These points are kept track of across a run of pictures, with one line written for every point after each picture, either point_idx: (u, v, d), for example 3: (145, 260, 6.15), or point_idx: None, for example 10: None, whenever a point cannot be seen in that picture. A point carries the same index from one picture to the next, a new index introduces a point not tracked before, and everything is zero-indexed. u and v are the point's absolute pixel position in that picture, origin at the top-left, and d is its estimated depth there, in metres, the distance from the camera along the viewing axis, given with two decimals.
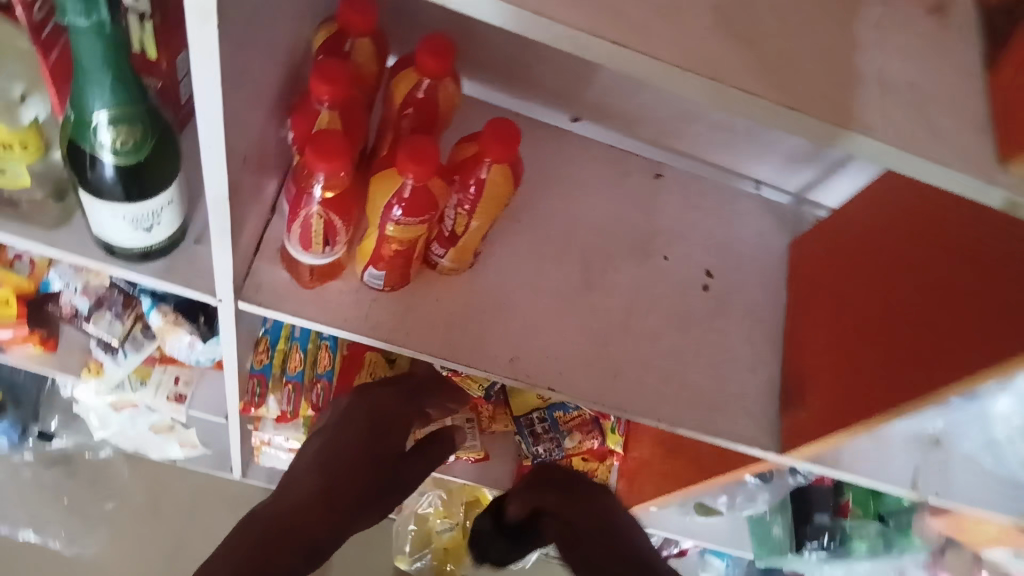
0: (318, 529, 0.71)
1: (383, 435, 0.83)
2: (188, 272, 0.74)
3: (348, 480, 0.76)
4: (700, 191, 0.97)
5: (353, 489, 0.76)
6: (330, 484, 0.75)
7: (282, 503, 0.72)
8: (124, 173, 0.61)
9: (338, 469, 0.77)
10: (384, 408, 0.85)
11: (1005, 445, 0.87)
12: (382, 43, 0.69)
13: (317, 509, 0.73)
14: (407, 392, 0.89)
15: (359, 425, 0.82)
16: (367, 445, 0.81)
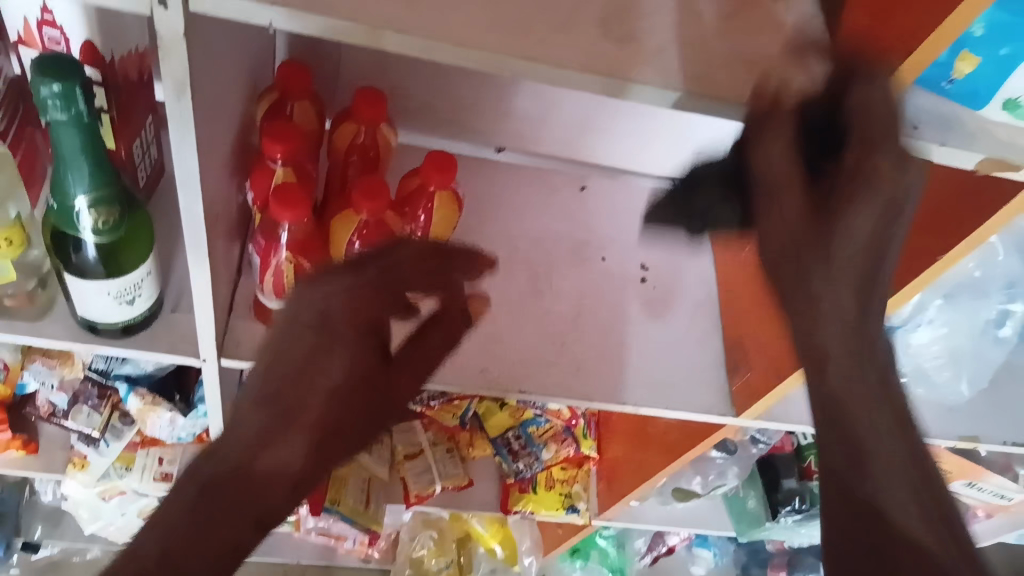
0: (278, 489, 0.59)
1: (341, 345, 0.60)
2: (170, 339, 0.79)
3: (302, 422, 0.59)
4: (622, 195, 1.07)
5: (311, 432, 0.60)
6: (284, 420, 0.59)
7: (236, 450, 0.59)
8: (104, 251, 0.67)
9: (292, 409, 0.59)
10: (346, 294, 0.60)
11: (932, 373, 0.94)
12: (320, 102, 0.77)
13: (271, 459, 0.59)
14: (383, 278, 0.62)
15: (314, 332, 0.60)
16: (326, 368, 0.60)
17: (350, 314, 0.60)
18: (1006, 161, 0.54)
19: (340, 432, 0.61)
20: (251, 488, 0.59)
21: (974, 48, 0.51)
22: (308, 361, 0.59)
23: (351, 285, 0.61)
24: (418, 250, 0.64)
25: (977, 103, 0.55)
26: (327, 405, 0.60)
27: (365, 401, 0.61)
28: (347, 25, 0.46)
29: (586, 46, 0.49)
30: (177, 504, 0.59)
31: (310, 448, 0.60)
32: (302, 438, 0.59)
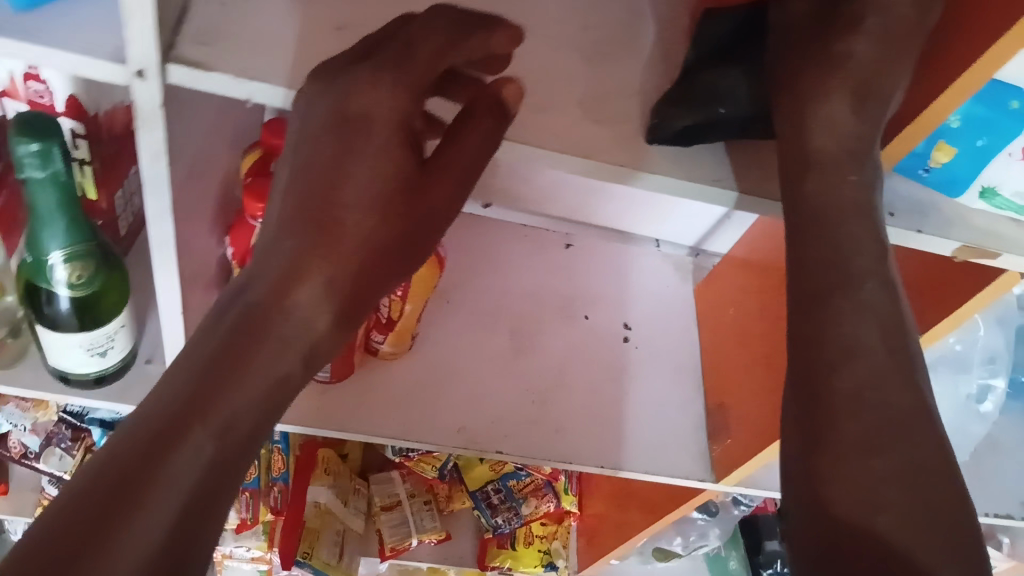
0: (323, 310, 0.48)
1: (374, 138, 0.46)
2: (143, 391, 0.78)
3: (336, 239, 0.47)
4: (607, 252, 1.07)
5: (348, 235, 0.47)
6: (318, 235, 0.47)
7: (263, 280, 0.47)
8: (77, 304, 0.67)
9: (323, 219, 0.47)
10: (367, 71, 0.45)
11: None
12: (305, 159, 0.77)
13: (311, 278, 0.47)
14: (405, 58, 0.45)
15: (342, 140, 0.46)
16: (361, 166, 0.46)
17: (376, 107, 0.46)
18: (981, 248, 0.54)
19: (382, 236, 0.48)
20: (277, 321, 0.47)
21: (952, 138, 0.52)
22: (340, 158, 0.46)
23: (372, 68, 0.45)
24: (436, 17, 0.46)
25: (955, 191, 0.55)
26: (365, 202, 0.47)
27: (399, 196, 0.48)
28: None
29: (566, 126, 0.49)
30: (195, 345, 0.46)
31: (357, 257, 0.48)
32: (343, 254, 0.48)
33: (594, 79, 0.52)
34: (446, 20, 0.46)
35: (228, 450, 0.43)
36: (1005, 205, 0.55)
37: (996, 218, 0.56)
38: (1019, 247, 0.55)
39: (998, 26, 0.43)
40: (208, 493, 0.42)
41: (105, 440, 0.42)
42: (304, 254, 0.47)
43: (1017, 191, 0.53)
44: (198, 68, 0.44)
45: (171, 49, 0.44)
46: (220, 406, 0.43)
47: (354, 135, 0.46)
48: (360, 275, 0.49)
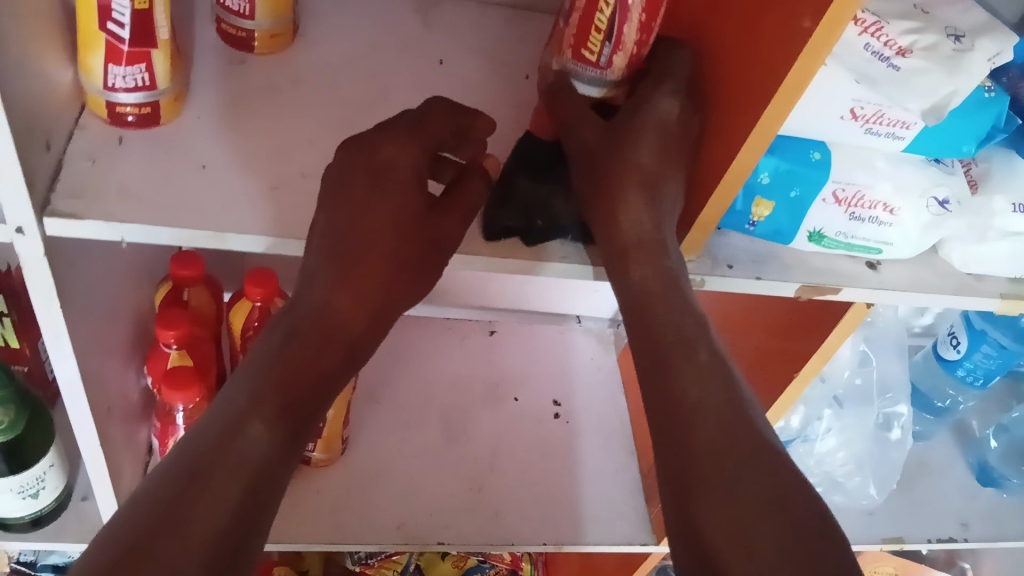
0: (357, 326, 0.54)
1: (397, 181, 0.53)
2: (80, 530, 0.79)
3: (371, 261, 0.53)
4: (529, 336, 1.12)
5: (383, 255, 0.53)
6: (354, 258, 0.53)
7: (308, 304, 0.53)
8: (4, 449, 0.69)
9: (361, 245, 0.53)
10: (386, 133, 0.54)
11: (844, 481, 0.96)
12: (216, 285, 0.82)
13: (352, 296, 0.53)
14: (416, 126, 0.55)
15: (379, 174, 0.53)
16: (392, 200, 0.53)
17: (402, 154, 0.54)
18: (822, 287, 0.59)
19: (407, 256, 0.54)
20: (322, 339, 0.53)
21: (766, 193, 0.58)
22: (374, 189, 0.53)
23: (392, 132, 0.54)
24: (437, 101, 0.57)
25: (784, 240, 0.61)
26: (397, 226, 0.53)
27: (427, 220, 0.54)
28: (192, 232, 0.51)
29: None
30: (256, 361, 0.52)
31: (389, 277, 0.54)
32: (374, 276, 0.54)
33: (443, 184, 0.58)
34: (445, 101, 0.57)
35: (276, 446, 0.50)
36: (834, 245, 0.61)
37: (831, 257, 0.62)
38: (855, 280, 0.61)
39: (757, 101, 0.49)
40: (252, 488, 0.48)
41: (135, 489, 0.47)
42: (341, 276, 0.53)
43: (839, 231, 0.60)
44: (71, 219, 0.49)
45: (45, 205, 0.49)
46: (242, 443, 0.48)
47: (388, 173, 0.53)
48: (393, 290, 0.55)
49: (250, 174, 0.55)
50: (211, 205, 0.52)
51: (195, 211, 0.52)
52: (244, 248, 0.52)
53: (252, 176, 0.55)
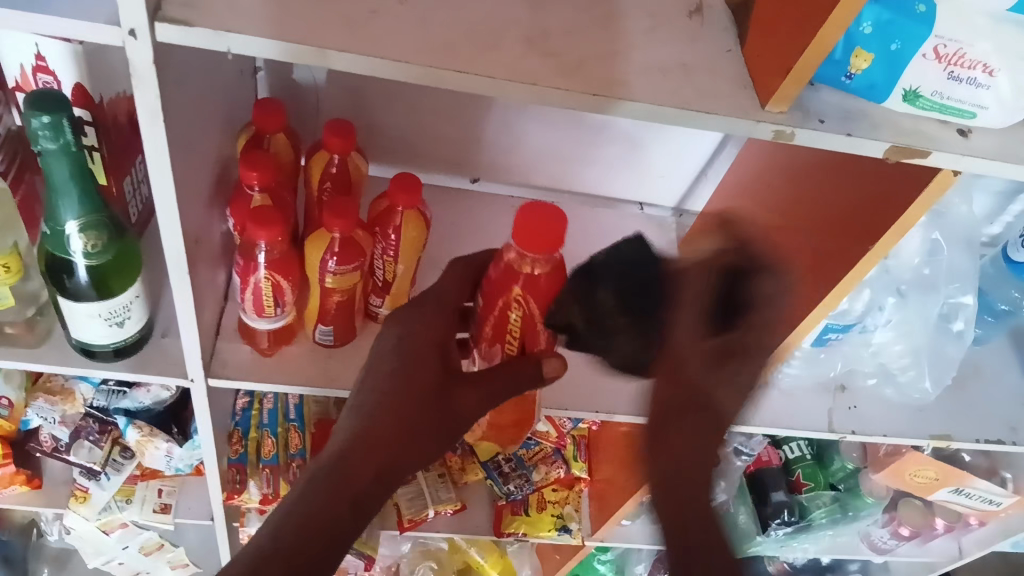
0: (366, 477, 0.72)
1: (421, 351, 0.73)
2: (159, 361, 0.84)
3: (385, 418, 0.72)
4: (592, 219, 1.12)
5: (389, 425, 0.72)
6: (374, 427, 0.72)
7: (348, 451, 0.71)
8: (95, 276, 0.73)
9: (390, 409, 0.72)
10: (416, 318, 0.74)
11: (898, 372, 0.99)
12: (295, 136, 0.83)
13: (366, 455, 0.71)
14: (439, 304, 0.75)
15: (407, 357, 0.73)
16: (415, 375, 0.72)
17: (424, 330, 0.74)
18: (912, 149, 0.59)
19: (414, 423, 0.72)
20: (350, 470, 0.71)
21: (866, 45, 0.56)
22: (401, 363, 0.73)
23: (422, 313, 0.74)
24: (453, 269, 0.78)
25: (877, 97, 0.60)
26: (409, 393, 0.72)
27: (429, 396, 0.72)
28: (294, 47, 0.51)
29: (511, 60, 0.55)
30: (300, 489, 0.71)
31: (400, 440, 0.72)
32: (396, 426, 0.72)
33: (537, 18, 0.58)
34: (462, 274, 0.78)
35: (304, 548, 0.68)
36: (926, 107, 0.59)
37: (922, 121, 0.61)
38: (945, 144, 0.59)
39: None
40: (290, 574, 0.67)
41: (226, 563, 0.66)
42: (363, 437, 0.72)
43: (935, 90, 0.58)
44: (182, 26, 0.50)
45: (159, 10, 0.50)
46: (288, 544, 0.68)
47: (411, 358, 0.73)
48: (402, 455, 0.72)
49: None
50: (312, 22, 0.53)
51: (298, 28, 0.52)
52: (343, 68, 0.53)
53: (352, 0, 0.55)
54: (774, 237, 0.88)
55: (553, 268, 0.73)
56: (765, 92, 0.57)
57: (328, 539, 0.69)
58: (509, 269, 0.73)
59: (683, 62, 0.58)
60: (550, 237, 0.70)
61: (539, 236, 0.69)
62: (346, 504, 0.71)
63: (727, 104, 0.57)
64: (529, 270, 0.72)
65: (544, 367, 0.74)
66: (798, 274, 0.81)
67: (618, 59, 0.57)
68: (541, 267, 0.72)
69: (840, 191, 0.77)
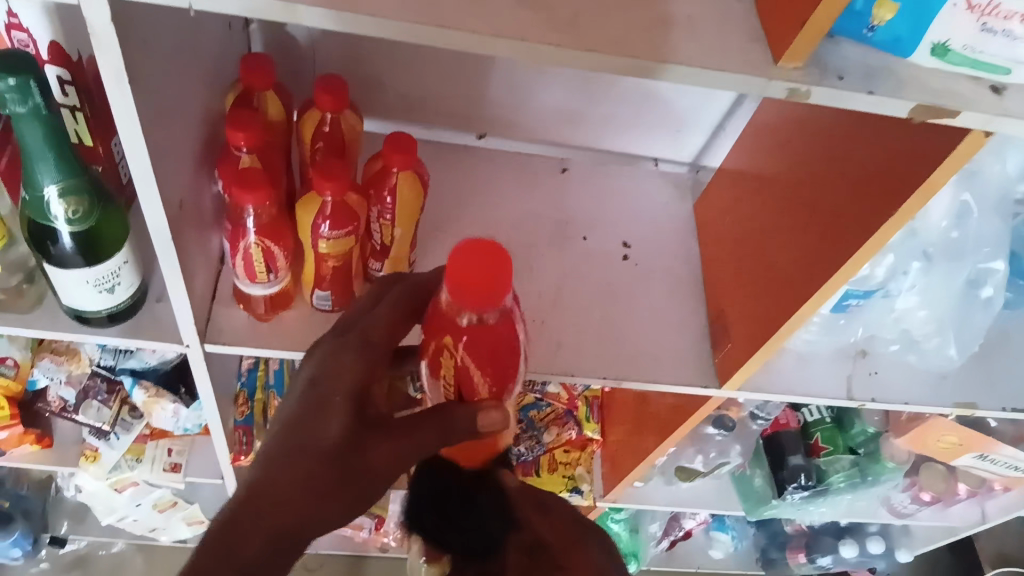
0: (271, 530, 0.67)
1: (332, 401, 0.68)
2: (154, 327, 0.82)
3: (291, 471, 0.67)
4: (604, 177, 1.07)
5: (291, 487, 0.67)
6: (277, 479, 0.67)
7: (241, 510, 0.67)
8: (81, 242, 0.70)
9: (293, 467, 0.67)
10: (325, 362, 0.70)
11: (921, 339, 0.95)
12: (286, 93, 0.80)
13: (263, 518, 0.67)
14: (364, 343, 0.69)
15: (315, 399, 0.68)
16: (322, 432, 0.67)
17: (339, 367, 0.68)
18: (937, 108, 0.54)
19: (314, 479, 0.67)
20: (246, 536, 0.66)
21: None
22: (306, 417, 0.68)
23: (342, 349, 0.69)
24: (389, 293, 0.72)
25: (903, 51, 0.55)
26: (314, 448, 0.67)
27: (331, 458, 0.67)
28: (262, 3, 0.47)
29: (499, 13, 0.50)
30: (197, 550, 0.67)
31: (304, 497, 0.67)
32: (302, 478, 0.67)
33: None
34: (401, 301, 0.71)
35: None
36: (958, 62, 0.54)
37: (952, 77, 0.56)
38: (976, 103, 0.54)
39: None
40: None
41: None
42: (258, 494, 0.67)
43: (967, 44, 0.52)
44: None
45: None
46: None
47: (313, 405, 0.68)
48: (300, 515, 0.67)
49: None
50: None
51: None
52: (316, 26, 0.49)
53: None
54: (791, 199, 0.84)
55: (500, 316, 0.62)
56: (779, 47, 0.52)
57: None
58: (445, 313, 0.63)
59: (690, 14, 0.53)
60: (490, 287, 0.59)
61: (479, 283, 0.59)
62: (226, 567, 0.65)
63: (735, 60, 0.52)
64: (468, 320, 0.62)
65: (481, 417, 0.63)
66: (816, 238, 0.77)
67: (616, 10, 0.52)
68: (484, 321, 0.62)
69: (864, 150, 0.72)
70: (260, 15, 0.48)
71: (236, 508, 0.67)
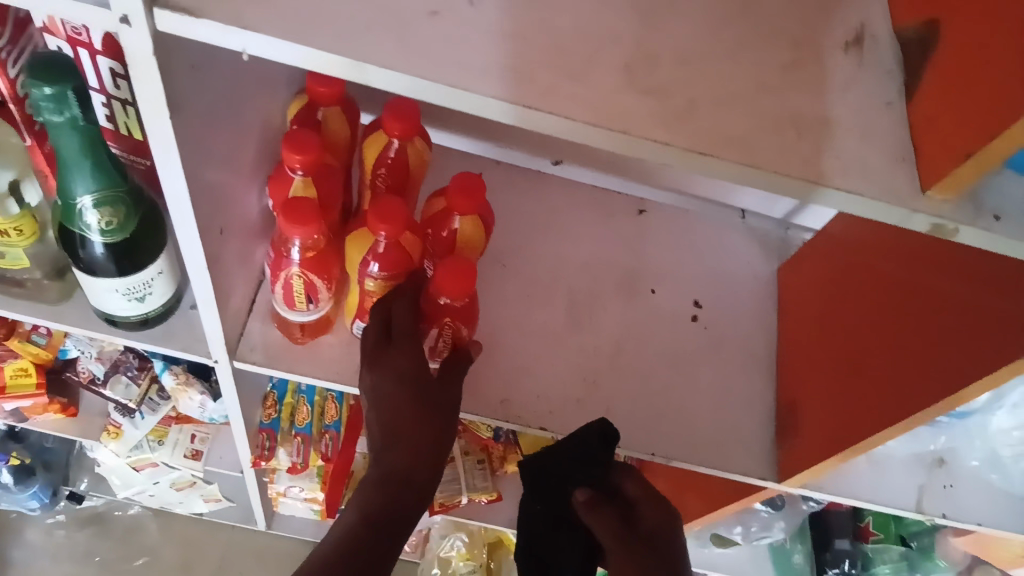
0: (413, 474, 0.70)
1: (400, 372, 0.68)
2: (185, 336, 0.77)
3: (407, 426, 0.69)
4: (683, 223, 0.98)
5: (422, 468, 0.71)
6: (397, 434, 0.69)
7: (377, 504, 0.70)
8: (114, 251, 0.65)
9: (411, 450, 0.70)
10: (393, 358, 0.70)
11: (1010, 463, 0.87)
12: (353, 108, 0.72)
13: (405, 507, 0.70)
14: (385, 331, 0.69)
15: (387, 376, 0.68)
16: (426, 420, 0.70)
17: (395, 348, 0.68)
18: None
19: (422, 426, 0.69)
20: (393, 522, 0.70)
21: None
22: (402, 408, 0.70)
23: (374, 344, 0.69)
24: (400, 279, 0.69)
25: None
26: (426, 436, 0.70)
27: (445, 433, 0.71)
28: (324, 57, 0.40)
29: (604, 95, 0.42)
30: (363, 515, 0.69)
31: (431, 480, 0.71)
32: (417, 431, 0.69)
33: (646, 36, 0.44)
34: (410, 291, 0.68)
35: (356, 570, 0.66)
36: None
37: None
38: None
39: None
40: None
41: None
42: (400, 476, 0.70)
43: None
44: (185, 15, 0.39)
45: None
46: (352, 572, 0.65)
47: (393, 377, 0.68)
48: (435, 483, 0.72)
49: None
50: (355, 24, 0.41)
51: (333, 26, 0.41)
52: (386, 89, 0.42)
53: None
54: (889, 293, 0.75)
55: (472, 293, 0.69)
56: (931, 173, 0.43)
57: (388, 546, 0.69)
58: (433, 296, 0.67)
59: (828, 116, 0.44)
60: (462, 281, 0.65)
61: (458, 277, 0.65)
62: (385, 542, 0.69)
63: (874, 185, 0.43)
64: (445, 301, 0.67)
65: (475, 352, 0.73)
66: (917, 351, 0.68)
67: (742, 105, 0.44)
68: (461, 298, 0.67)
69: (969, 263, 0.65)
70: (322, 68, 0.41)
71: (371, 497, 0.69)
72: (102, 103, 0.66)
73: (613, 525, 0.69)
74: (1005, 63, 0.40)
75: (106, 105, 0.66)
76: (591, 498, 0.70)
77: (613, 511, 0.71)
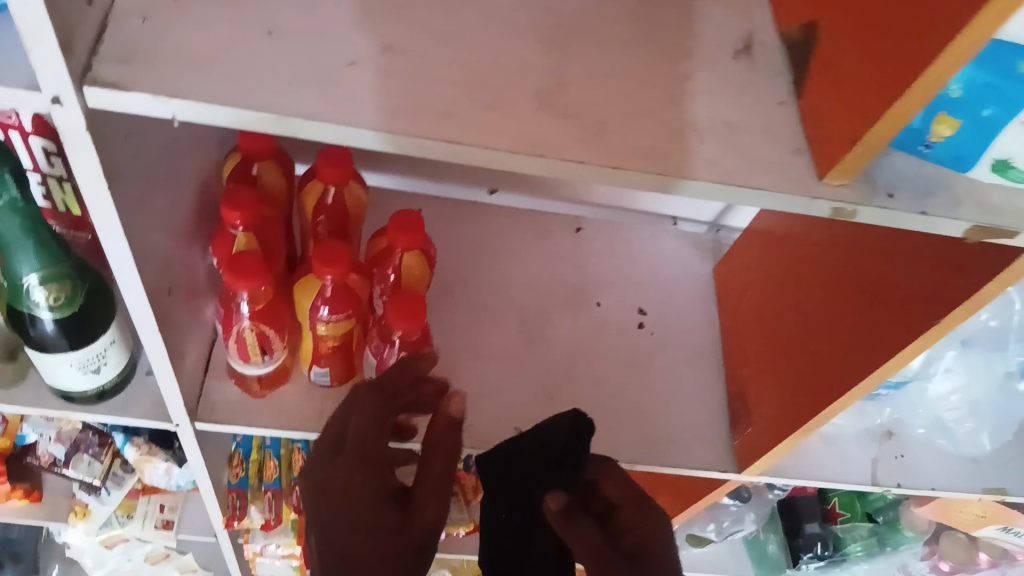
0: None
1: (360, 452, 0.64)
2: (144, 403, 0.78)
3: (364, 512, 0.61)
4: (620, 236, 1.02)
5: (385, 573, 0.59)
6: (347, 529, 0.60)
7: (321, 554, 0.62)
8: (64, 325, 0.66)
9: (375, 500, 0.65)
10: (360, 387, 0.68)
11: (954, 425, 0.89)
12: (286, 160, 0.75)
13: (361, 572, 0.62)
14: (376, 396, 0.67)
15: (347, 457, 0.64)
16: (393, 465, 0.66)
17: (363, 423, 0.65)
18: (999, 230, 0.49)
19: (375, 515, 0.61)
20: None
21: (951, 110, 0.47)
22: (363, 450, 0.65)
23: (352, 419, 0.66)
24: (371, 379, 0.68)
25: (963, 166, 0.50)
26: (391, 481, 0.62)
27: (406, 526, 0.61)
28: (252, 115, 0.43)
29: (518, 121, 0.45)
30: None
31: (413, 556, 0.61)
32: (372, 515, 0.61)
33: (552, 64, 0.48)
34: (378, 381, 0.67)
35: None
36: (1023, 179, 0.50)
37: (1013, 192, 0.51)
38: None
39: None
40: None
41: None
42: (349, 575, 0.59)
43: None
44: (114, 89, 0.41)
45: (88, 69, 0.42)
46: None
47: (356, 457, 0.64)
48: None
49: (327, 43, 0.45)
50: (279, 81, 0.44)
51: (257, 85, 0.43)
52: (313, 138, 0.44)
53: (326, 47, 0.45)
54: (820, 280, 0.79)
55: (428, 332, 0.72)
56: (825, 161, 0.47)
57: None
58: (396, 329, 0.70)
59: (727, 120, 0.48)
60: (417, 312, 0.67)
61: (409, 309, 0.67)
62: None
63: (776, 176, 0.47)
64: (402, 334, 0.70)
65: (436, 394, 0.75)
66: (848, 329, 0.72)
67: (646, 117, 0.47)
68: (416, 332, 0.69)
69: (883, 244, 0.70)
70: (250, 124, 0.43)
71: None
72: (38, 183, 0.67)
73: (595, 536, 0.61)
74: (875, 56, 0.44)
75: (42, 184, 0.67)
76: (567, 507, 0.61)
77: (591, 522, 0.62)
